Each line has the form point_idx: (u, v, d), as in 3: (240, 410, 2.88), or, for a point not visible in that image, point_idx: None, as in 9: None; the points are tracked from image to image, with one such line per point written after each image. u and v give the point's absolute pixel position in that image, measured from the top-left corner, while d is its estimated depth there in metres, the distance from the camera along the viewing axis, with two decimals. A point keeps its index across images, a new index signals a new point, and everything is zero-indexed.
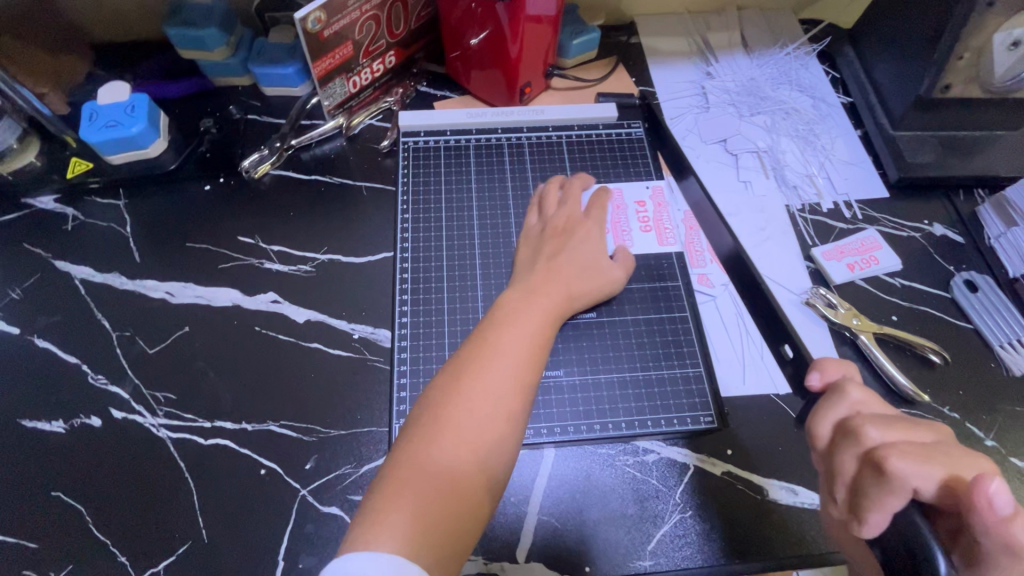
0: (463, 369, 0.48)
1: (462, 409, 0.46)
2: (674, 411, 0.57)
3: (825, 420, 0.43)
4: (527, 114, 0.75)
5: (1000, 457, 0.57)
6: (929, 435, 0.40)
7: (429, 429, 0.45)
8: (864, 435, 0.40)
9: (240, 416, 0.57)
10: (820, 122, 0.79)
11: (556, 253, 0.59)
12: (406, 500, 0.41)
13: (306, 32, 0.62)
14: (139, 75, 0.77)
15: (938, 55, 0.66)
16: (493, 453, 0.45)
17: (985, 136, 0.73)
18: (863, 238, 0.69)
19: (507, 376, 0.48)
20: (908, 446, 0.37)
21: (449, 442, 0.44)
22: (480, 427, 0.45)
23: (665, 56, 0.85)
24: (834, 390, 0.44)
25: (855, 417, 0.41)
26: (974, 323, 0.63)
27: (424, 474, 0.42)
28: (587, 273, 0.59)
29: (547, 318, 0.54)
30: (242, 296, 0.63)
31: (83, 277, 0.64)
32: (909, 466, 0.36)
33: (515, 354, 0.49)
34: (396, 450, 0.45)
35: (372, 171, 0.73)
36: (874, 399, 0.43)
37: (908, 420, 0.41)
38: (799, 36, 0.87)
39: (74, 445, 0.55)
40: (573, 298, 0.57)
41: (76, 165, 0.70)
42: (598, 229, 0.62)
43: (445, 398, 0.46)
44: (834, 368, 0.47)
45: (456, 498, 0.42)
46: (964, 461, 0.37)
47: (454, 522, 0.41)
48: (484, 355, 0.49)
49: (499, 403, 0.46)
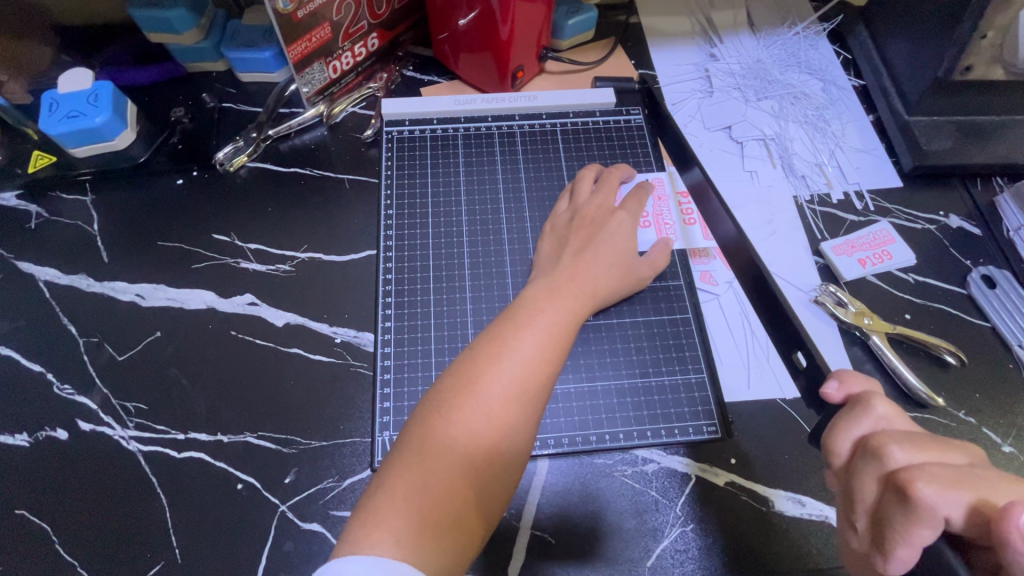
0: (473, 369, 0.44)
1: (470, 413, 0.42)
2: (675, 420, 0.54)
3: (844, 436, 0.39)
4: (519, 100, 0.71)
5: (1018, 465, 0.54)
6: (960, 457, 0.36)
7: (432, 432, 0.41)
8: (886, 456, 0.36)
9: (215, 427, 0.54)
10: (830, 107, 0.74)
11: (583, 246, 0.55)
12: (404, 507, 0.38)
13: (277, 12, 0.57)
14: (105, 61, 0.72)
15: (960, 34, 0.62)
16: (499, 462, 0.42)
17: (1005, 122, 0.69)
18: (874, 231, 0.65)
19: (521, 380, 0.44)
20: (937, 468, 0.33)
21: (453, 447, 0.41)
22: (488, 434, 0.42)
23: (667, 37, 0.80)
24: (856, 404, 0.40)
25: (877, 434, 0.37)
26: (991, 321, 0.60)
27: (423, 480, 0.39)
28: (615, 268, 0.56)
29: (570, 316, 0.49)
30: (217, 298, 0.60)
31: (48, 279, 0.60)
32: (935, 492, 0.32)
33: (531, 356, 0.45)
34: (396, 451, 0.41)
35: (355, 163, 0.69)
36: (901, 416, 0.39)
37: (937, 440, 0.37)
38: (808, 15, 0.82)
39: (39, 460, 0.52)
40: (599, 296, 0.54)
41: (38, 160, 0.66)
42: (630, 220, 0.58)
43: (451, 399, 0.42)
44: (857, 381, 0.42)
45: (456, 511, 0.39)
46: (1000, 486, 0.33)
47: (451, 534, 0.39)
48: (498, 353, 0.45)
49: (511, 406, 0.43)
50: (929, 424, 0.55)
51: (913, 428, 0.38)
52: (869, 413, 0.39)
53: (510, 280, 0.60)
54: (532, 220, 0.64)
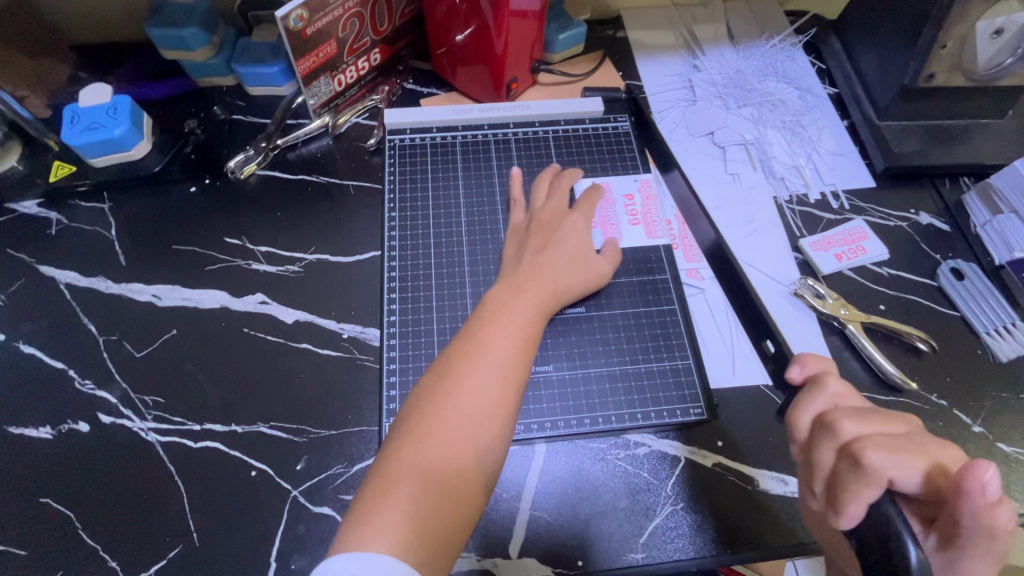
0: (446, 374, 0.47)
1: (446, 413, 0.45)
2: (664, 404, 0.58)
3: (802, 411, 0.43)
4: (513, 109, 0.75)
5: (987, 443, 0.57)
6: (902, 426, 0.39)
7: (414, 435, 0.44)
8: (839, 428, 0.39)
9: (230, 418, 0.56)
10: (806, 113, 0.79)
11: (543, 249, 0.59)
12: (395, 507, 0.41)
13: (287, 30, 0.61)
14: (121, 77, 0.76)
15: (922, 45, 0.66)
16: (480, 455, 0.45)
17: (970, 125, 0.74)
18: (849, 228, 0.69)
19: (491, 379, 0.47)
20: (882, 438, 0.37)
21: (435, 448, 0.44)
22: (466, 432, 0.45)
23: (652, 50, 0.85)
24: (813, 383, 0.44)
25: (831, 410, 0.41)
26: (960, 311, 0.64)
27: (410, 477, 0.42)
28: (574, 264, 0.59)
29: (534, 316, 0.53)
30: (230, 298, 0.63)
31: (68, 282, 0.64)
32: (881, 457, 0.36)
33: (499, 353, 0.48)
34: (383, 454, 0.45)
35: (360, 170, 0.73)
36: (852, 393, 0.43)
37: (885, 413, 0.41)
38: (785, 28, 0.87)
39: (61, 451, 0.55)
40: (560, 290, 0.57)
41: (58, 170, 0.69)
42: (584, 221, 0.63)
43: (430, 402, 0.46)
44: (814, 362, 0.46)
45: (444, 501, 0.42)
46: (936, 449, 0.37)
47: (443, 525, 0.42)
48: (469, 357, 0.48)
49: (485, 403, 0.46)
50: (904, 406, 0.59)
51: (869, 406, 0.41)
52: (825, 391, 0.43)
53: (506, 277, 0.64)
54: None
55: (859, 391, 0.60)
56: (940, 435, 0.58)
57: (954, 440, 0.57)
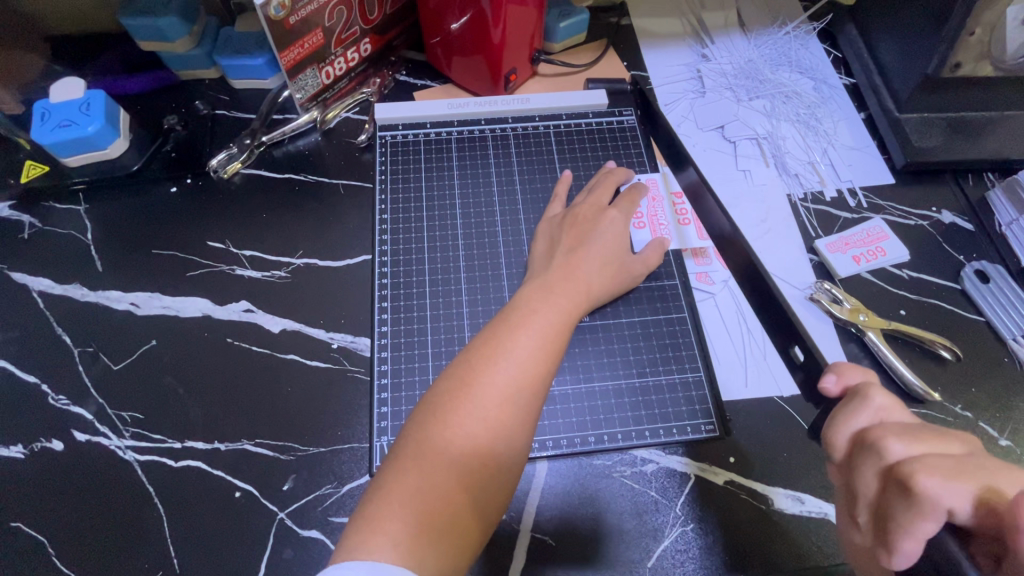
0: (467, 373, 0.44)
1: (465, 416, 0.42)
2: (673, 419, 0.54)
3: (841, 429, 0.39)
4: (512, 103, 0.71)
5: (1015, 458, 0.54)
6: (959, 446, 0.34)
7: (427, 439, 0.41)
8: (884, 449, 0.35)
9: (212, 435, 0.53)
10: (821, 105, 0.75)
11: (578, 246, 0.56)
12: (401, 515, 0.38)
13: (269, 19, 0.57)
14: (97, 69, 0.72)
15: (947, 32, 0.62)
16: (495, 466, 0.41)
17: (995, 117, 0.70)
18: (867, 228, 0.66)
19: (515, 382, 0.44)
20: (936, 460, 0.32)
21: (449, 454, 0.40)
22: (484, 439, 0.41)
23: (658, 38, 0.80)
24: (854, 397, 0.40)
25: (873, 427, 0.37)
26: (985, 316, 0.61)
27: (420, 484, 0.39)
28: (608, 266, 0.56)
29: (564, 318, 0.49)
30: (213, 306, 0.60)
31: (42, 289, 0.60)
32: (936, 483, 0.31)
33: (525, 357, 0.45)
34: (392, 455, 0.41)
35: (350, 168, 0.69)
36: (899, 408, 0.38)
37: (937, 429, 0.36)
38: (798, 15, 0.83)
39: (34, 471, 0.51)
40: (592, 293, 0.54)
41: (30, 170, 0.65)
42: (624, 218, 0.59)
43: (448, 402, 0.42)
44: (853, 372, 0.42)
45: (453, 514, 0.39)
46: (1003, 474, 0.32)
47: (451, 539, 0.38)
48: (492, 356, 0.45)
49: (506, 409, 0.43)
50: (926, 419, 0.56)
51: (918, 422, 0.37)
52: (867, 404, 0.39)
53: (505, 283, 0.60)
54: (527, 222, 0.64)
55: None
56: None
57: None
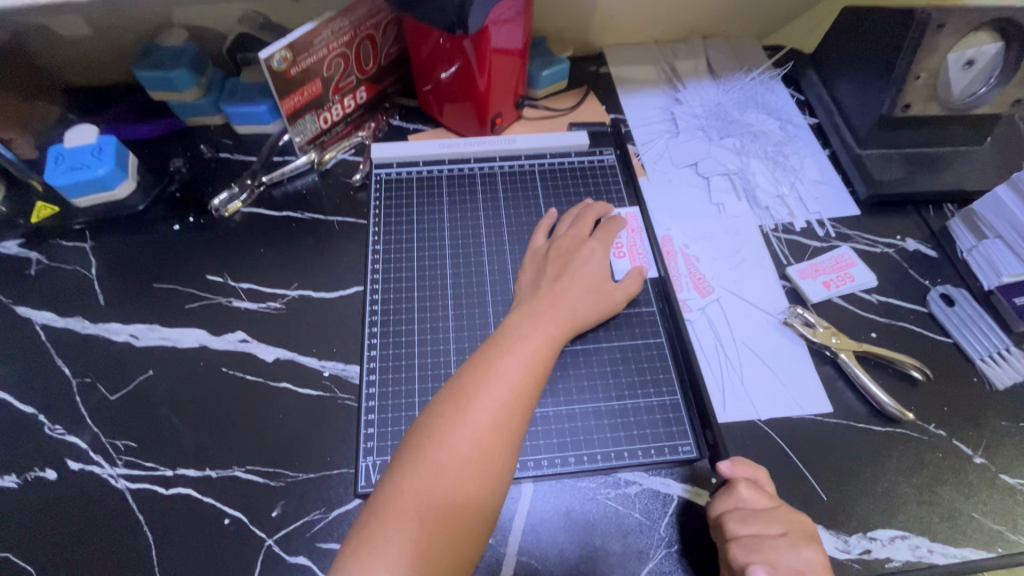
0: (460, 396, 0.46)
1: (458, 438, 0.43)
2: (652, 440, 0.56)
3: (712, 508, 0.50)
4: (499, 144, 0.75)
5: (990, 475, 0.56)
6: (781, 527, 0.47)
7: (421, 462, 0.42)
8: (727, 531, 0.47)
9: (204, 463, 0.54)
10: (788, 143, 0.80)
11: (561, 276, 0.59)
12: (396, 539, 0.39)
13: (272, 70, 0.62)
14: (108, 118, 0.77)
15: (896, 76, 0.68)
16: (487, 488, 0.43)
17: (950, 153, 0.75)
18: (836, 255, 0.69)
19: (506, 404, 0.46)
20: (748, 546, 0.46)
21: (444, 476, 0.42)
22: (477, 461, 0.43)
23: (635, 84, 0.86)
24: (727, 485, 0.50)
25: (728, 514, 0.48)
26: (953, 338, 0.63)
27: (416, 506, 0.41)
28: (592, 293, 0.59)
29: (550, 343, 0.52)
30: (209, 336, 0.62)
31: (44, 322, 0.62)
32: (743, 562, 0.45)
33: (516, 379, 0.47)
34: (387, 479, 0.42)
35: (345, 205, 0.73)
36: (758, 496, 0.49)
37: (775, 516, 0.48)
38: (763, 62, 0.89)
39: (27, 502, 0.52)
40: (573, 319, 0.56)
41: (40, 211, 0.69)
42: (603, 248, 0.62)
43: (442, 426, 0.44)
44: (744, 466, 0.51)
45: (446, 537, 0.40)
46: (788, 554, 0.45)
47: (444, 562, 0.40)
48: (484, 380, 0.47)
49: (498, 431, 0.44)
50: (902, 438, 0.57)
51: (767, 507, 0.48)
52: (733, 493, 0.49)
53: (490, 312, 0.63)
54: (512, 253, 0.67)
55: (854, 422, 0.58)
56: (940, 468, 0.56)
57: (955, 473, 0.56)
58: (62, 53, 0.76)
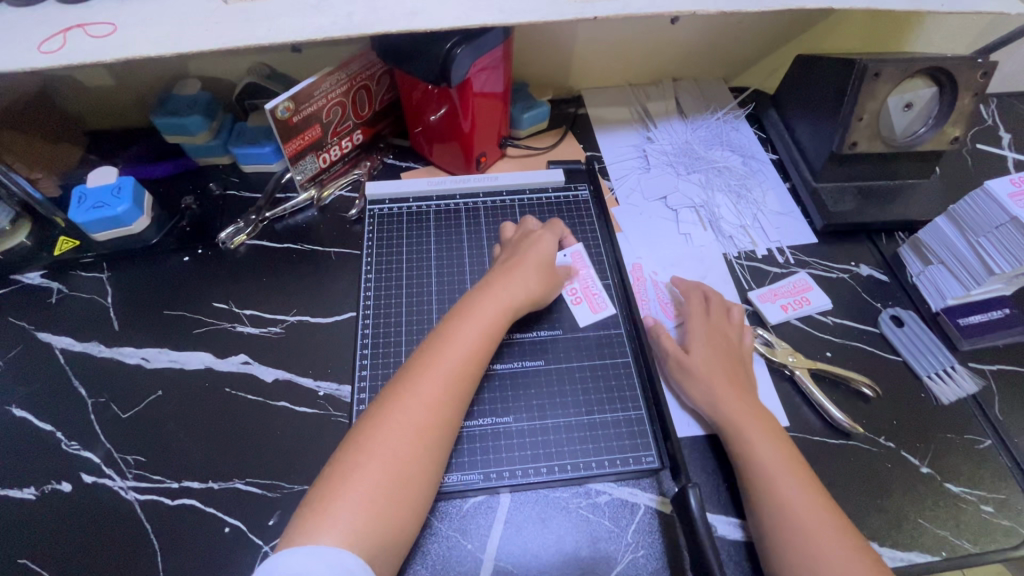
0: (407, 377, 0.53)
1: (400, 411, 0.51)
2: (618, 453, 0.60)
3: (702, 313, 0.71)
4: (483, 181, 0.82)
5: (936, 484, 0.60)
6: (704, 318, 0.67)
7: (370, 433, 0.50)
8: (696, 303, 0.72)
9: (207, 475, 0.59)
10: (751, 177, 0.87)
11: (514, 265, 0.65)
12: (345, 497, 0.46)
13: (276, 120, 0.70)
14: (126, 159, 0.85)
15: (842, 116, 0.74)
16: (425, 454, 0.50)
17: (899, 185, 0.81)
18: (794, 281, 0.75)
19: (444, 381, 0.53)
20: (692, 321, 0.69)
21: (388, 444, 0.49)
22: (416, 432, 0.50)
23: (610, 124, 0.93)
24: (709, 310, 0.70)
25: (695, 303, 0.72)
26: (902, 357, 0.68)
27: (371, 474, 0.47)
28: (536, 276, 0.65)
29: (490, 327, 0.59)
30: (214, 358, 0.67)
31: (63, 347, 0.68)
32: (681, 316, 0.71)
33: (454, 360, 0.55)
34: (344, 448, 0.50)
35: (342, 238, 0.79)
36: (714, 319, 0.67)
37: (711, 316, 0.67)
38: (729, 103, 0.97)
39: (44, 512, 0.57)
40: (520, 305, 0.62)
41: (62, 245, 0.75)
42: (549, 243, 0.69)
43: (388, 402, 0.52)
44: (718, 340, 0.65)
45: (389, 496, 0.47)
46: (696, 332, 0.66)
47: (387, 517, 0.47)
48: (427, 362, 0.54)
49: (435, 404, 0.52)
50: (854, 450, 0.62)
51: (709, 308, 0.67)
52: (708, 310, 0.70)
53: None
54: None
55: (809, 436, 0.63)
56: (889, 478, 0.60)
57: (903, 482, 0.60)
58: (87, 102, 0.84)
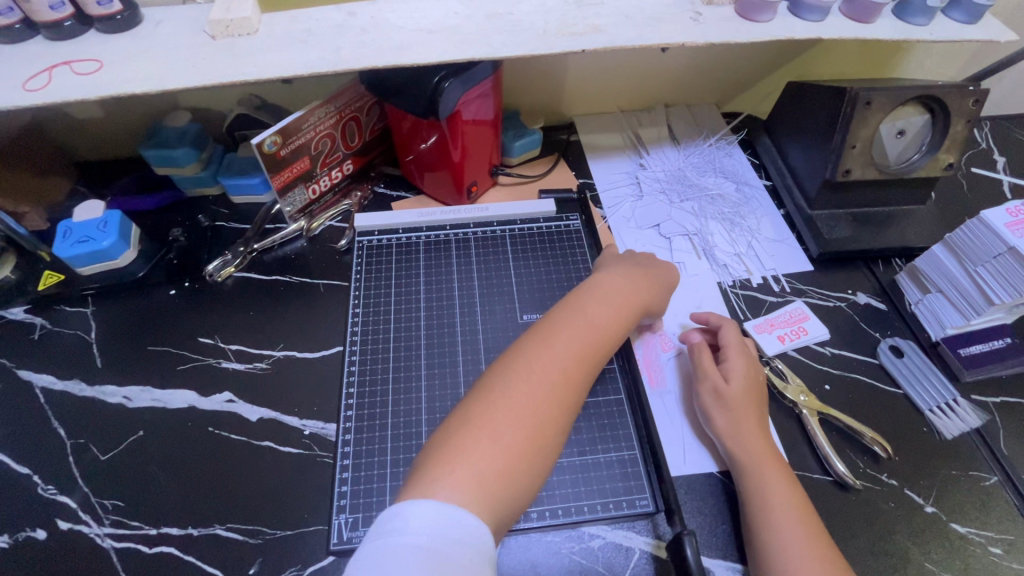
0: (541, 338, 0.51)
1: (541, 367, 0.48)
2: (611, 495, 0.58)
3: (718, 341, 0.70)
4: (473, 211, 0.81)
5: (941, 524, 0.58)
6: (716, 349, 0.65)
7: (505, 388, 0.47)
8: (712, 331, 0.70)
9: (187, 521, 0.57)
10: (744, 204, 0.86)
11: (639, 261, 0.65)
12: (480, 451, 0.43)
13: (263, 153, 0.69)
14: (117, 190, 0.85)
15: (834, 144, 0.74)
16: (558, 420, 0.47)
17: (894, 212, 0.80)
18: (790, 310, 0.73)
19: (581, 350, 0.52)
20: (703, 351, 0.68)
21: (522, 402, 0.46)
22: (554, 393, 0.48)
23: (602, 151, 0.93)
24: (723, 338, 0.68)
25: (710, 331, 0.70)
26: (903, 390, 0.66)
27: (507, 430, 0.44)
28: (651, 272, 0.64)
29: (621, 305, 0.58)
30: (198, 397, 0.66)
31: (44, 386, 0.66)
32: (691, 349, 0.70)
33: (591, 330, 0.53)
34: (469, 401, 0.47)
35: (331, 269, 0.78)
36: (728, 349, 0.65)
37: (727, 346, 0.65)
38: (721, 128, 0.97)
39: (16, 562, 0.55)
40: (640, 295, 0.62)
41: (47, 278, 0.74)
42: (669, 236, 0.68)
43: (529, 357, 0.49)
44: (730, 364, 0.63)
45: (525, 456, 0.44)
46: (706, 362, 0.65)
47: (515, 481, 0.43)
48: (564, 328, 0.53)
49: (574, 370, 0.50)
50: (855, 488, 0.60)
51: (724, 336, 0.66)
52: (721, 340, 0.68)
53: (461, 369, 0.67)
54: (483, 312, 0.72)
55: (809, 474, 0.61)
56: (893, 518, 0.58)
57: (907, 523, 0.58)
58: (77, 134, 0.84)
